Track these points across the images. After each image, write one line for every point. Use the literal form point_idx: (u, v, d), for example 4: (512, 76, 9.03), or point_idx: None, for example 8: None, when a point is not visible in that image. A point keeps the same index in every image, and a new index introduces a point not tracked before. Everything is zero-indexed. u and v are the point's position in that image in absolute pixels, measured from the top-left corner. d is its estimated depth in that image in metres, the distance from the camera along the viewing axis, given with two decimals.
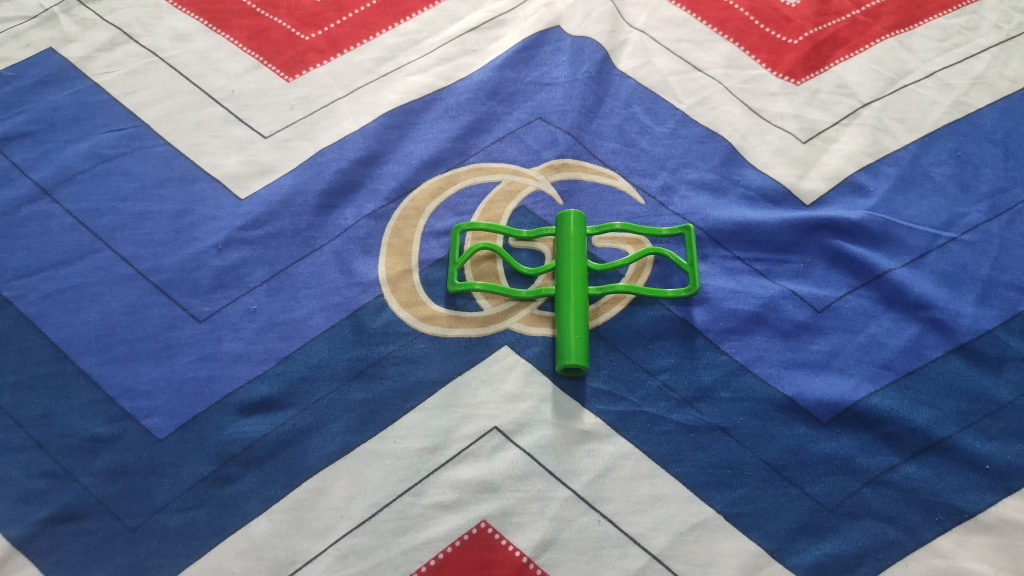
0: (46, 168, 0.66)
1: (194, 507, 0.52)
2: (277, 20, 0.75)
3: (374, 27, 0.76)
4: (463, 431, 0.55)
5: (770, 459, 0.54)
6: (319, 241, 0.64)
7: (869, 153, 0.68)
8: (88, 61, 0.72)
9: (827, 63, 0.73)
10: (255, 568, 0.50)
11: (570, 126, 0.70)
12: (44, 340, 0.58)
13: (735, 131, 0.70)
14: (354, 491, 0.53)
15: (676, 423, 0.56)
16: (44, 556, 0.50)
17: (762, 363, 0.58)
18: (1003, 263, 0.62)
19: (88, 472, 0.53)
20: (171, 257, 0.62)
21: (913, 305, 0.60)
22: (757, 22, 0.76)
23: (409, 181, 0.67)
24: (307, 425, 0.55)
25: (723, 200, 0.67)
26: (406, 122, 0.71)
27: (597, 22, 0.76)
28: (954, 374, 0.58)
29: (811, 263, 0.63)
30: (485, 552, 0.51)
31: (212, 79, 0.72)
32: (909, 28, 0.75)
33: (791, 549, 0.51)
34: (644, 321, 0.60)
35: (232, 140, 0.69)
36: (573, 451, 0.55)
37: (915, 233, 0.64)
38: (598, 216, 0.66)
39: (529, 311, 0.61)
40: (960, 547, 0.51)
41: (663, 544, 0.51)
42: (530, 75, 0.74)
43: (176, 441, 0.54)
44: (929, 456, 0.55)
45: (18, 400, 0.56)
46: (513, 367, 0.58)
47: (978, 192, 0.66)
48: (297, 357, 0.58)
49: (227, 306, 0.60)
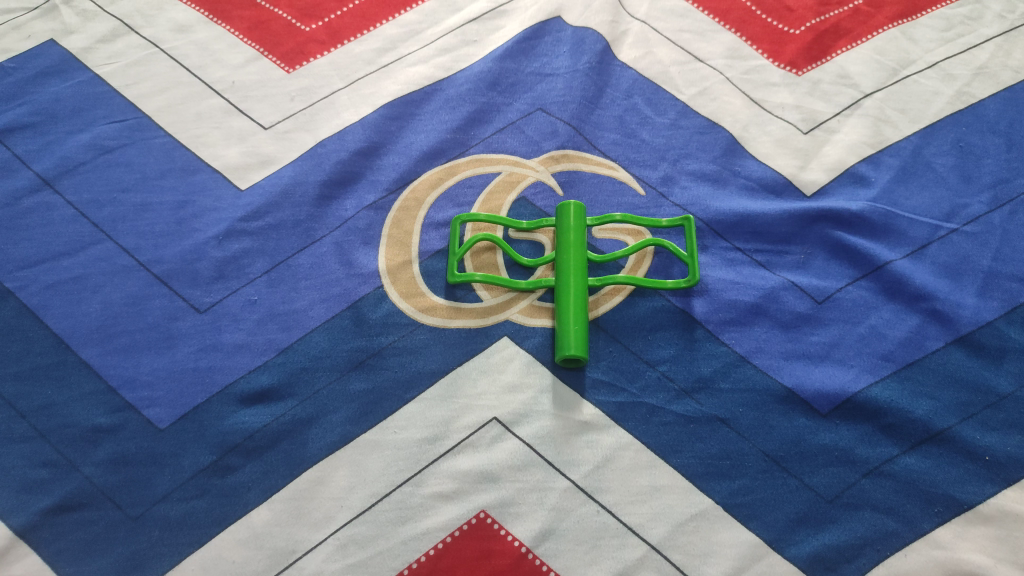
0: (47, 159, 0.66)
1: (195, 497, 0.52)
2: (278, 11, 0.75)
3: (375, 18, 0.76)
4: (463, 421, 0.55)
5: (768, 450, 0.54)
6: (320, 231, 0.64)
7: (870, 144, 0.68)
8: (89, 53, 0.72)
9: (829, 53, 0.73)
10: (255, 557, 0.51)
11: (570, 117, 0.70)
12: (46, 331, 0.58)
13: (736, 122, 0.70)
14: (354, 481, 0.53)
15: (675, 414, 0.56)
16: (46, 545, 0.51)
17: (761, 354, 0.58)
18: (1004, 254, 0.62)
19: (89, 462, 0.53)
20: (172, 248, 0.62)
21: (913, 296, 0.60)
22: (758, 13, 0.76)
23: (409, 171, 0.67)
24: (307, 415, 0.56)
25: (724, 191, 0.66)
26: (406, 113, 0.70)
27: (598, 13, 0.76)
28: (954, 365, 0.58)
29: (812, 254, 0.63)
30: (484, 542, 0.51)
31: (212, 70, 0.72)
32: (912, 17, 0.74)
33: (790, 540, 0.51)
34: (644, 312, 0.60)
35: (232, 131, 0.69)
36: (572, 442, 0.55)
37: (916, 224, 0.64)
38: (598, 207, 0.66)
39: (529, 302, 0.61)
40: (959, 539, 0.51)
41: (662, 534, 0.52)
42: (531, 66, 0.73)
43: (177, 431, 0.55)
44: (928, 447, 0.54)
45: (20, 390, 0.56)
46: (513, 359, 0.58)
47: (980, 183, 0.66)
48: (297, 347, 0.58)
49: (228, 297, 0.60)
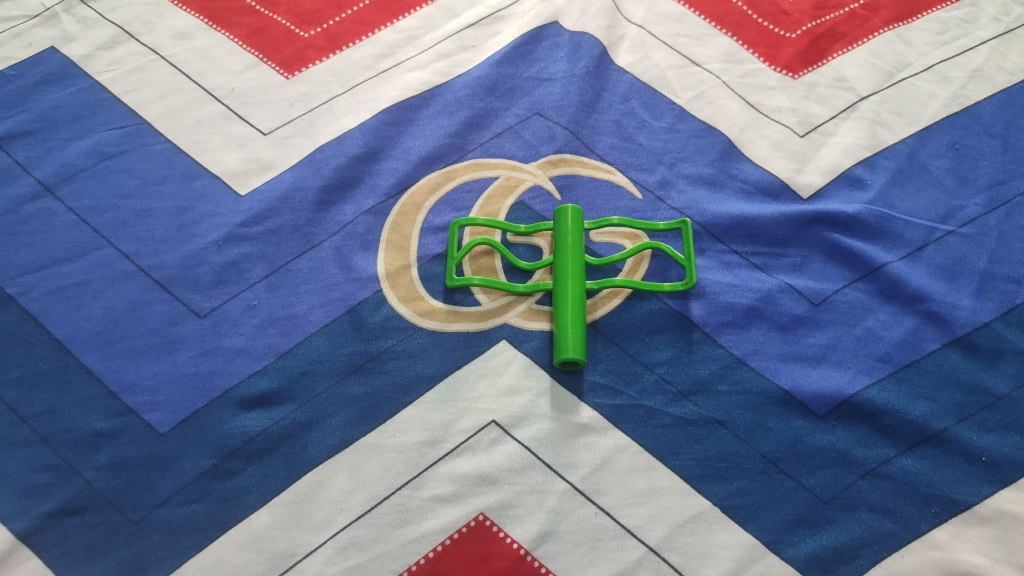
0: (48, 166, 0.66)
1: (195, 501, 0.53)
2: (277, 17, 0.75)
3: (373, 24, 0.76)
4: (462, 425, 0.56)
5: (766, 452, 0.55)
6: (319, 236, 0.64)
7: (867, 147, 0.68)
8: (89, 60, 0.72)
9: (825, 56, 0.73)
10: (255, 560, 0.51)
11: (568, 121, 0.71)
12: (47, 336, 0.59)
13: (732, 126, 0.70)
14: (353, 484, 0.54)
15: (672, 417, 0.56)
16: (48, 549, 0.51)
17: (759, 356, 0.59)
18: (1001, 255, 0.62)
19: (90, 466, 0.54)
20: (172, 254, 0.63)
21: (910, 298, 0.60)
22: (754, 17, 0.76)
23: (407, 176, 0.67)
24: (307, 419, 0.56)
25: (721, 194, 0.67)
26: (404, 118, 0.71)
27: (595, 18, 0.77)
28: (950, 366, 0.58)
29: (809, 256, 0.63)
30: (483, 544, 0.52)
31: (212, 77, 0.72)
32: (908, 20, 0.75)
33: (787, 541, 0.52)
34: (642, 315, 0.60)
35: (232, 137, 0.69)
36: (571, 444, 0.55)
37: (912, 226, 0.64)
38: (595, 210, 0.66)
39: (527, 306, 0.61)
40: (956, 539, 0.52)
41: (660, 536, 0.52)
42: (529, 70, 0.74)
43: (178, 435, 0.55)
44: (925, 448, 0.55)
45: (22, 395, 0.56)
46: (511, 362, 0.58)
47: (976, 185, 0.66)
48: (297, 352, 0.59)
49: (228, 302, 0.61)
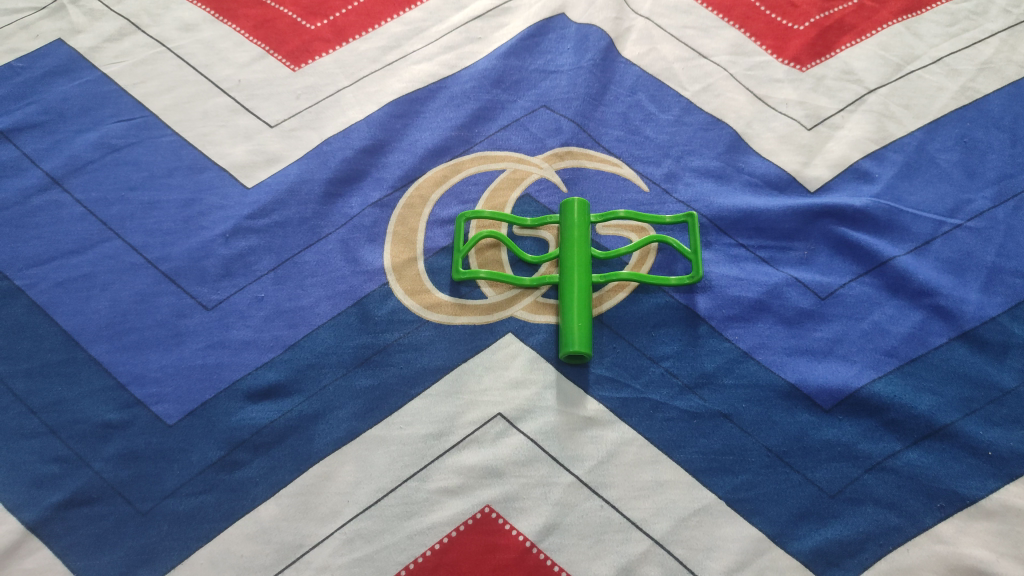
0: (56, 158, 0.67)
1: (204, 492, 0.53)
2: (284, 9, 0.75)
3: (379, 16, 0.76)
4: (467, 417, 0.56)
5: (772, 446, 0.55)
6: (325, 229, 0.64)
7: (874, 140, 0.68)
8: (96, 52, 0.73)
9: (833, 49, 0.73)
10: (262, 551, 0.51)
11: (574, 114, 0.70)
12: (56, 328, 0.59)
13: (739, 118, 0.70)
14: (360, 476, 0.54)
15: (678, 410, 0.56)
16: (57, 540, 0.51)
17: (765, 350, 0.59)
18: (1008, 249, 0.62)
19: (99, 457, 0.54)
20: (180, 246, 0.63)
21: (917, 292, 0.60)
22: (763, 8, 0.76)
23: (414, 169, 0.67)
24: (314, 411, 0.56)
25: (727, 188, 0.67)
26: (411, 110, 0.71)
27: (602, 10, 0.76)
28: (957, 360, 0.58)
29: (815, 250, 0.63)
30: (488, 536, 0.52)
31: (218, 69, 0.72)
32: (917, 12, 0.74)
33: (792, 535, 0.52)
34: (648, 308, 0.60)
35: (238, 129, 0.69)
36: (577, 437, 0.55)
37: (920, 220, 0.64)
38: (601, 203, 0.66)
39: (532, 299, 0.61)
40: (961, 533, 0.52)
41: (665, 529, 0.52)
42: (535, 63, 0.74)
43: (186, 427, 0.55)
44: (931, 442, 0.55)
45: (31, 387, 0.57)
46: (517, 355, 0.58)
47: (984, 178, 0.66)
48: (304, 344, 0.59)
49: (235, 294, 0.61)
